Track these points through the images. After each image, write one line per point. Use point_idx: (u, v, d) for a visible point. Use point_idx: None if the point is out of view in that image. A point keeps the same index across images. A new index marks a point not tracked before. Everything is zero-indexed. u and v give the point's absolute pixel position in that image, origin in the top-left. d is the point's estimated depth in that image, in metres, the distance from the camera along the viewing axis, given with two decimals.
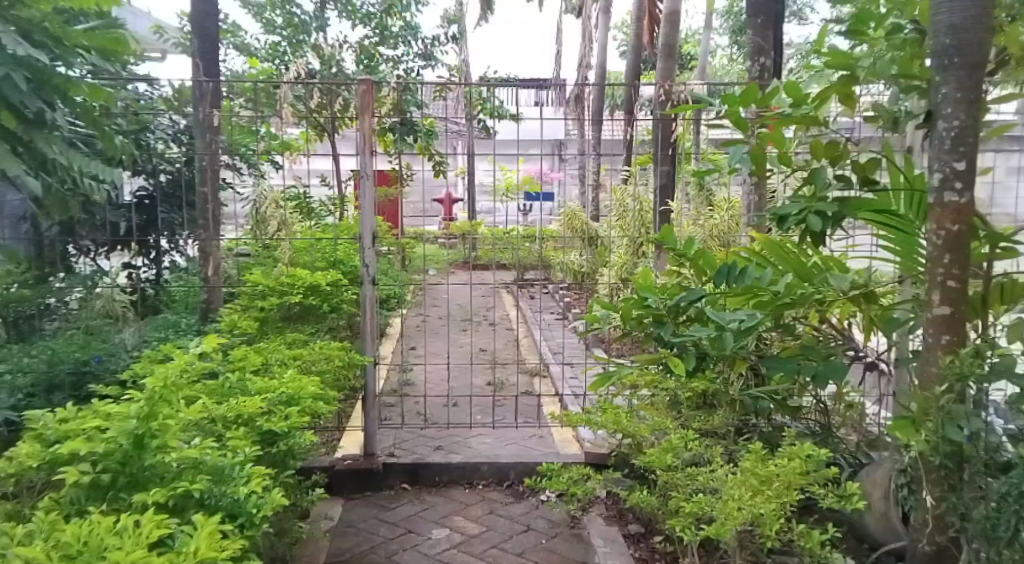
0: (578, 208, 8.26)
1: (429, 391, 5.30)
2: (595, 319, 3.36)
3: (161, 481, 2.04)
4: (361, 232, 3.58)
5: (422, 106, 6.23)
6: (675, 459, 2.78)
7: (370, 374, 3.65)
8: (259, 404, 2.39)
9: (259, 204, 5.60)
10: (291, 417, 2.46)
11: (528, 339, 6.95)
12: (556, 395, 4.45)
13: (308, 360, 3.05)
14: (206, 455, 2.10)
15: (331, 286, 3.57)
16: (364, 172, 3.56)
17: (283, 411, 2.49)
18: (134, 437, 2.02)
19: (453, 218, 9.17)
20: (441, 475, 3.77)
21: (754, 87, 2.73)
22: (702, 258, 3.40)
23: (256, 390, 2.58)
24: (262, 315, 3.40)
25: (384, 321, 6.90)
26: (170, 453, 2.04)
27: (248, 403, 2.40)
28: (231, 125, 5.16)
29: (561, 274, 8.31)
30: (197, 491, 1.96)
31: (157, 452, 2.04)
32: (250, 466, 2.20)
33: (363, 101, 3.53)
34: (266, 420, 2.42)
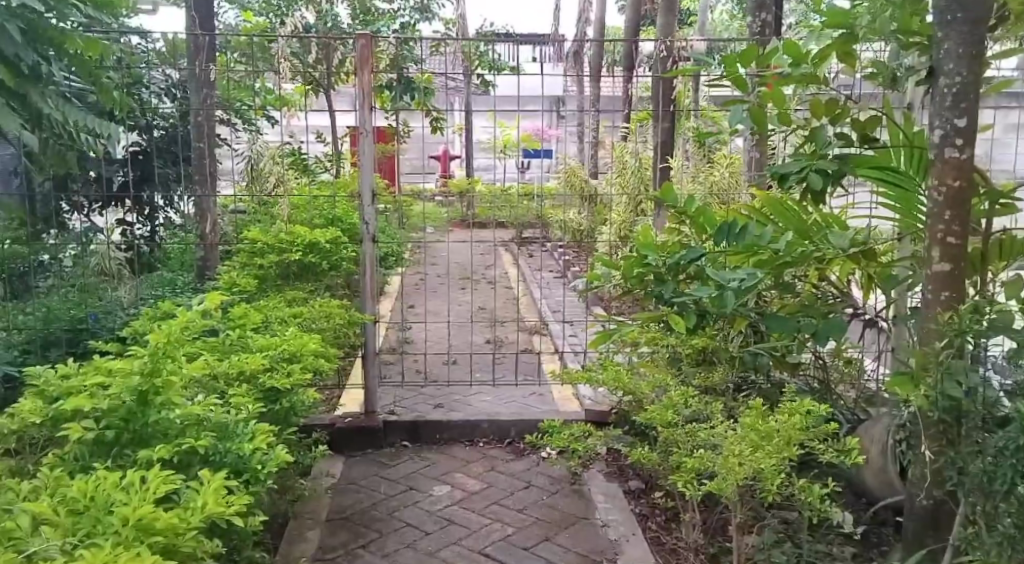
0: (578, 165, 8.22)
1: (430, 348, 5.33)
2: (592, 278, 3.36)
3: (164, 438, 2.03)
4: (360, 189, 3.55)
5: (420, 61, 6.15)
6: (676, 416, 2.80)
7: (369, 333, 3.64)
8: (261, 360, 2.37)
9: (256, 161, 5.57)
10: (294, 374, 2.44)
11: (526, 297, 6.97)
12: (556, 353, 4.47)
13: (308, 318, 3.04)
14: (209, 412, 2.10)
15: (330, 245, 3.54)
16: (363, 128, 3.52)
17: (285, 368, 2.47)
18: (138, 394, 2.02)
19: (451, 175, 9.14)
20: (441, 432, 3.79)
21: (753, 47, 2.66)
22: (702, 216, 3.39)
23: (257, 347, 2.56)
24: (262, 273, 3.38)
25: (382, 279, 6.91)
26: (174, 410, 2.03)
27: (251, 360, 2.39)
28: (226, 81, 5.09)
29: (561, 232, 8.32)
30: (202, 447, 1.96)
31: (161, 409, 2.04)
32: (254, 423, 2.20)
33: (360, 54, 3.47)
34: (268, 377, 2.39)
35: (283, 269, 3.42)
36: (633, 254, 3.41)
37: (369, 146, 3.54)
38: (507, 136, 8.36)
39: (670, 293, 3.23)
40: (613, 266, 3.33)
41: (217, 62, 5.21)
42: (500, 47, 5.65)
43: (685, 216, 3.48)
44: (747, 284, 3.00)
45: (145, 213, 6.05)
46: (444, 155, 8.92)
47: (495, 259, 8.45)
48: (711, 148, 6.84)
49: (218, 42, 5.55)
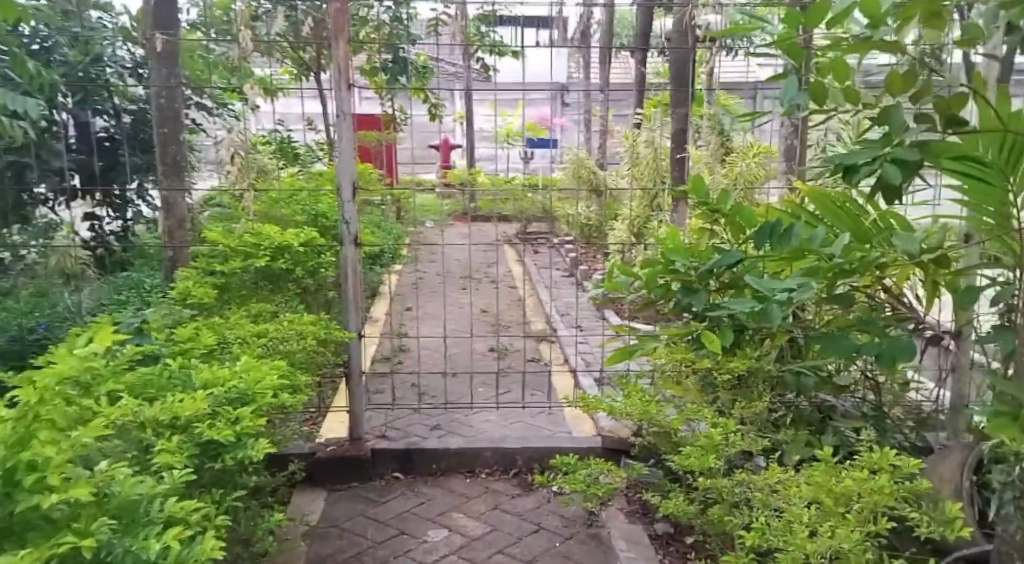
0: (586, 155, 7.73)
1: (426, 357, 4.84)
2: (608, 285, 2.84)
3: (45, 530, 1.54)
4: (338, 181, 3.06)
5: (417, 42, 5.67)
6: (719, 462, 2.34)
7: (353, 350, 3.15)
8: (202, 404, 1.86)
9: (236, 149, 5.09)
10: (244, 420, 1.91)
11: (531, 298, 6.49)
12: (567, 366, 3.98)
13: (274, 338, 2.54)
14: (110, 488, 1.61)
15: (306, 248, 3.04)
16: (342, 112, 3.03)
17: (230, 413, 1.94)
18: (5, 472, 1.52)
19: (451, 166, 8.66)
20: (437, 462, 3.29)
21: (821, 5, 2.02)
22: (740, 214, 2.86)
23: (201, 383, 2.05)
24: (223, 280, 2.89)
25: (375, 278, 6.43)
26: (57, 492, 1.54)
27: (188, 401, 1.88)
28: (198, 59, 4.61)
29: (568, 227, 7.84)
30: (88, 549, 1.46)
31: (40, 490, 1.54)
32: (174, 499, 1.70)
33: (336, 25, 2.98)
34: (209, 427, 1.87)
35: (249, 277, 2.94)
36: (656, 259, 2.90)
37: (350, 133, 3.05)
38: (509, 125, 7.89)
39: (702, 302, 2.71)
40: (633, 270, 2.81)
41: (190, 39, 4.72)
42: (504, 26, 5.18)
43: (718, 215, 2.96)
44: (801, 294, 2.46)
45: (116, 207, 5.58)
46: (443, 145, 8.44)
47: (498, 256, 7.98)
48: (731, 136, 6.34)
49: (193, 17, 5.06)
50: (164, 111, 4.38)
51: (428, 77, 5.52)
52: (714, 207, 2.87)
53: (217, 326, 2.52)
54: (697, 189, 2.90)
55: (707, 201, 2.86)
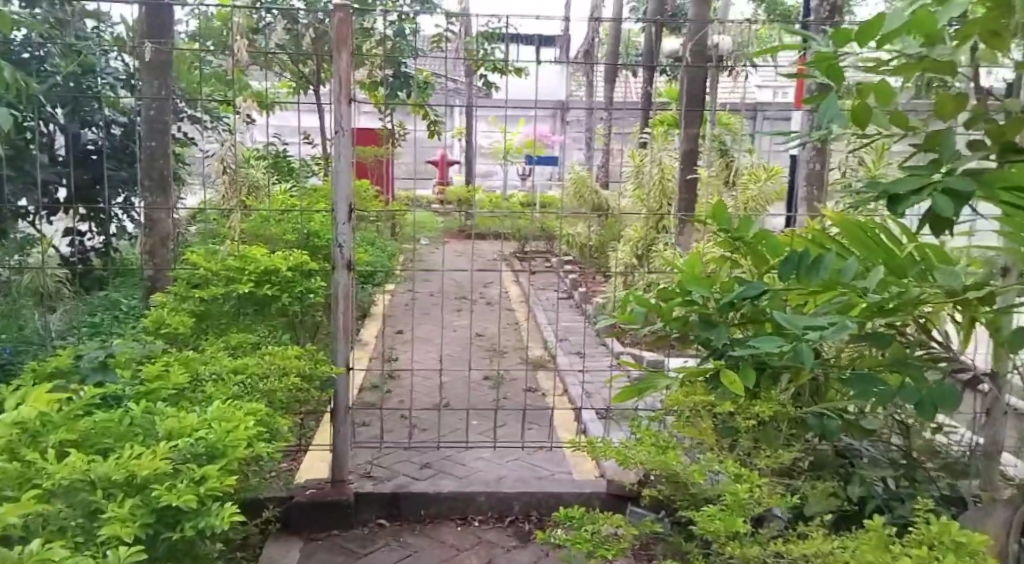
0: (587, 175, 7.55)
1: (419, 384, 4.63)
2: (618, 317, 2.59)
3: None
4: (335, 200, 2.81)
5: (418, 59, 5.48)
6: (741, 523, 2.10)
7: (340, 385, 2.92)
8: (160, 462, 1.63)
9: (227, 164, 4.89)
10: (207, 480, 1.68)
11: (528, 322, 6.28)
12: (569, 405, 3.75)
13: (254, 375, 2.31)
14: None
15: (294, 273, 2.80)
16: (340, 126, 2.79)
17: (193, 473, 1.70)
18: None
19: (449, 183, 8.48)
20: (425, 508, 3.07)
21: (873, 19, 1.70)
22: (765, 244, 2.60)
23: (163, 434, 1.80)
24: (202, 308, 2.66)
25: (368, 299, 6.23)
26: None
27: (145, 458, 1.65)
28: (186, 72, 4.42)
29: (567, 248, 7.64)
30: None
31: None
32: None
33: (337, 34, 2.75)
34: (166, 490, 1.62)
35: (230, 306, 2.70)
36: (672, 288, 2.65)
37: (348, 150, 2.81)
38: (510, 142, 7.70)
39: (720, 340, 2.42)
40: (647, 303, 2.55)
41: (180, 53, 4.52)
42: (510, 42, 5.01)
43: (741, 244, 2.71)
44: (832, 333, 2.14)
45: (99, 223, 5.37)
46: (442, 162, 8.26)
47: (495, 276, 7.78)
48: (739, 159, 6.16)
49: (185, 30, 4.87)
50: (152, 126, 4.18)
51: (430, 94, 5.34)
52: (737, 234, 2.61)
53: (190, 361, 2.28)
54: (718, 214, 2.65)
55: (729, 227, 2.61)
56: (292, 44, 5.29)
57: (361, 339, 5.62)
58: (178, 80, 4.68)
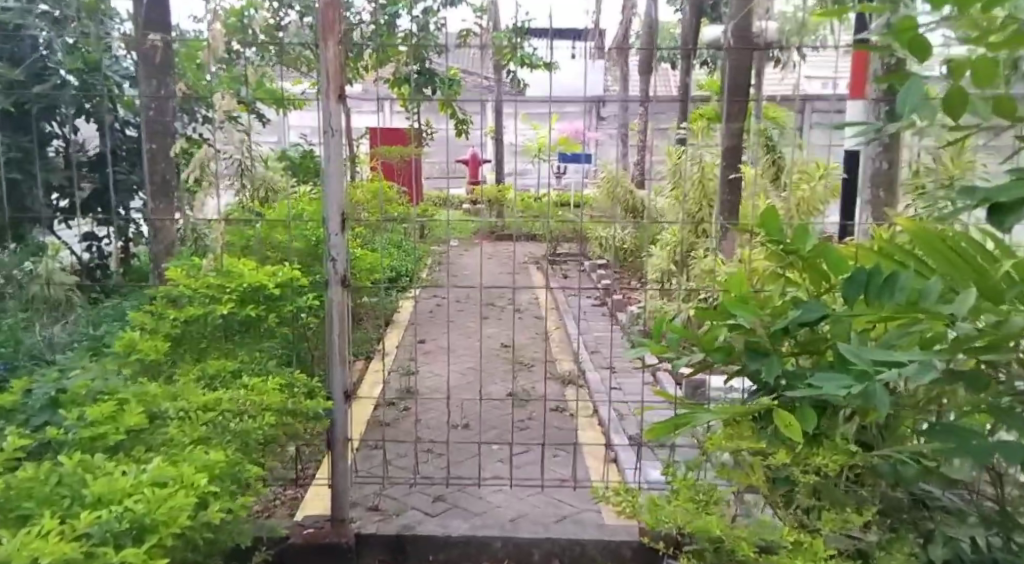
0: (622, 174, 7.21)
1: (440, 401, 4.34)
2: (649, 347, 2.32)
3: None
4: (325, 212, 2.55)
5: (444, 54, 5.19)
6: None
7: (337, 416, 2.60)
8: (65, 547, 1.52)
9: (241, 168, 4.65)
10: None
11: (558, 331, 5.97)
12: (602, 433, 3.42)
13: (222, 413, 2.09)
14: None
15: (284, 290, 2.49)
16: (330, 127, 2.51)
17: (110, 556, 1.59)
18: None
19: (479, 182, 8.19)
20: (436, 552, 2.76)
21: None
22: (820, 258, 2.32)
23: (92, 496, 1.71)
24: (178, 332, 2.36)
25: (391, 305, 5.96)
26: None
27: (51, 541, 1.54)
28: (193, 73, 4.17)
29: (601, 250, 7.33)
30: None
31: None
32: None
33: (324, 21, 2.47)
34: None
35: (207, 330, 2.40)
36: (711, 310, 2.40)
37: (339, 150, 2.54)
38: (540, 140, 7.37)
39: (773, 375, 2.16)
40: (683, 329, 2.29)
41: (187, 51, 4.27)
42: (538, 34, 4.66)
43: (789, 261, 2.41)
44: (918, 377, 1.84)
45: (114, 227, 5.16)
46: (473, 161, 7.99)
47: (524, 280, 7.48)
48: (784, 157, 5.79)
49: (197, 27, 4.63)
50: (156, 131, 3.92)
51: (454, 93, 5.03)
52: (789, 248, 2.33)
53: (154, 395, 2.07)
54: (769, 223, 2.33)
55: (781, 241, 2.31)
56: (309, 41, 5.03)
57: (380, 350, 5.34)
58: (188, 81, 4.43)
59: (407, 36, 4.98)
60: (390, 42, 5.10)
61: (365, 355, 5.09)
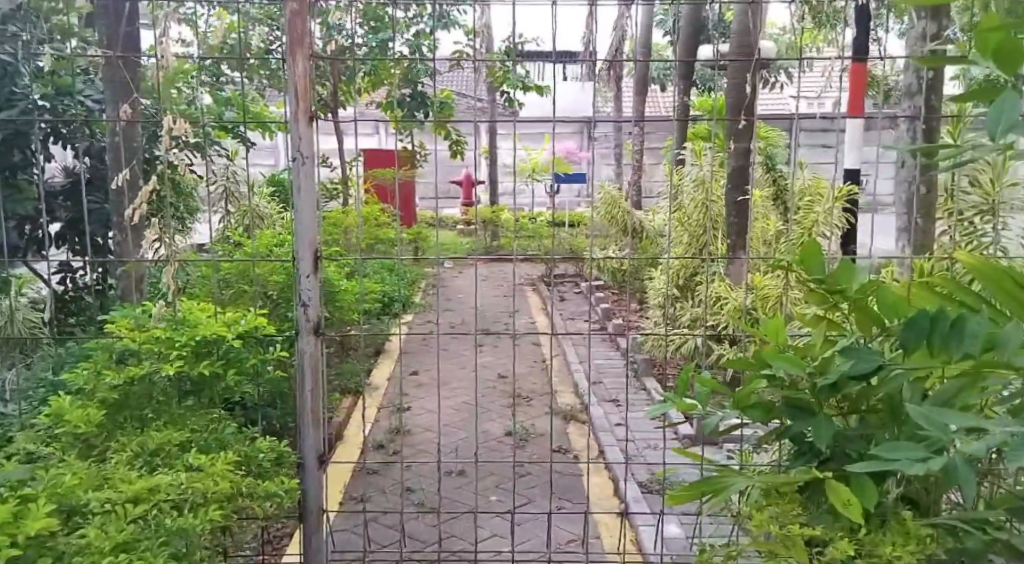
0: (620, 195, 6.94)
1: (433, 445, 4.01)
2: (673, 408, 2.10)
3: None
4: (297, 252, 2.23)
5: (435, 75, 4.93)
6: None
7: (311, 484, 2.26)
8: None
9: (220, 195, 4.34)
10: None
11: (558, 360, 5.65)
12: (613, 490, 3.13)
13: (158, 510, 1.74)
14: None
15: (243, 342, 2.19)
16: (300, 153, 2.20)
17: None
18: None
19: (472, 204, 7.90)
20: None
21: None
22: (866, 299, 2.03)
23: None
24: (116, 396, 2.02)
25: (381, 335, 5.62)
26: None
27: None
28: (167, 95, 3.86)
29: (601, 274, 7.06)
30: None
31: None
32: None
33: (291, 34, 2.16)
34: None
35: (150, 393, 2.06)
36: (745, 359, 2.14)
37: (309, 178, 2.22)
38: (536, 160, 7.08)
39: (820, 440, 1.92)
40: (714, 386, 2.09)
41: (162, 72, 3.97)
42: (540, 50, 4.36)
43: (831, 300, 2.10)
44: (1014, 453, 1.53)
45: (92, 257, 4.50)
46: (466, 182, 7.73)
47: (522, 304, 7.16)
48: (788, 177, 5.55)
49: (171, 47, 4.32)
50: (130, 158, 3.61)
51: (449, 114, 4.74)
52: (832, 289, 2.06)
53: (65, 489, 1.71)
54: (809, 261, 2.07)
55: (823, 281, 2.05)
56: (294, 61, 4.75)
57: (371, 384, 5.02)
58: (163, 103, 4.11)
59: (397, 55, 4.72)
60: (381, 62, 4.83)
61: (354, 389, 4.75)
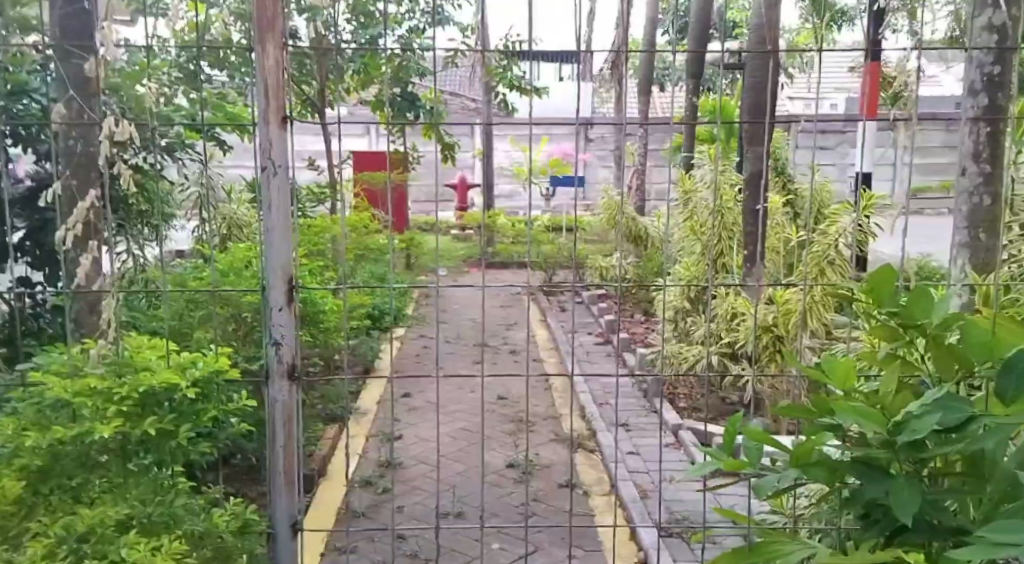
0: (621, 200, 6.61)
1: (429, 483, 3.71)
2: (721, 466, 1.69)
3: None
4: (267, 276, 1.97)
5: (427, 75, 4.56)
6: None
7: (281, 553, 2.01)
8: None
9: (197, 208, 4.00)
10: None
11: (559, 377, 5.35)
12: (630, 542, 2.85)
13: None
14: None
15: (192, 393, 1.89)
16: (274, 162, 1.94)
17: None
18: None
19: (466, 208, 7.59)
20: None
21: None
22: (949, 333, 1.66)
23: None
24: (41, 461, 1.75)
25: (372, 352, 5.30)
26: None
27: None
28: (132, 102, 3.48)
29: (601, 282, 6.75)
30: None
31: None
32: None
33: (261, 17, 1.90)
34: None
35: (75, 457, 1.79)
36: (800, 406, 1.73)
37: (283, 193, 1.96)
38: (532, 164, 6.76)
39: (908, 512, 1.49)
40: (768, 441, 1.68)
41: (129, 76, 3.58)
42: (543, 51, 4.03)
43: (903, 335, 1.74)
44: None
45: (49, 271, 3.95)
46: (460, 186, 7.37)
47: (520, 314, 6.84)
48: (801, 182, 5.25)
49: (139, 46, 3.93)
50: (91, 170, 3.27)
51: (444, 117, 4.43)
52: (909, 322, 1.69)
53: None
54: (880, 289, 1.71)
55: (897, 313, 1.69)
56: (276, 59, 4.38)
57: (360, 408, 4.72)
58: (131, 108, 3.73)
59: (388, 53, 4.36)
60: (371, 62, 4.47)
61: (342, 414, 4.43)
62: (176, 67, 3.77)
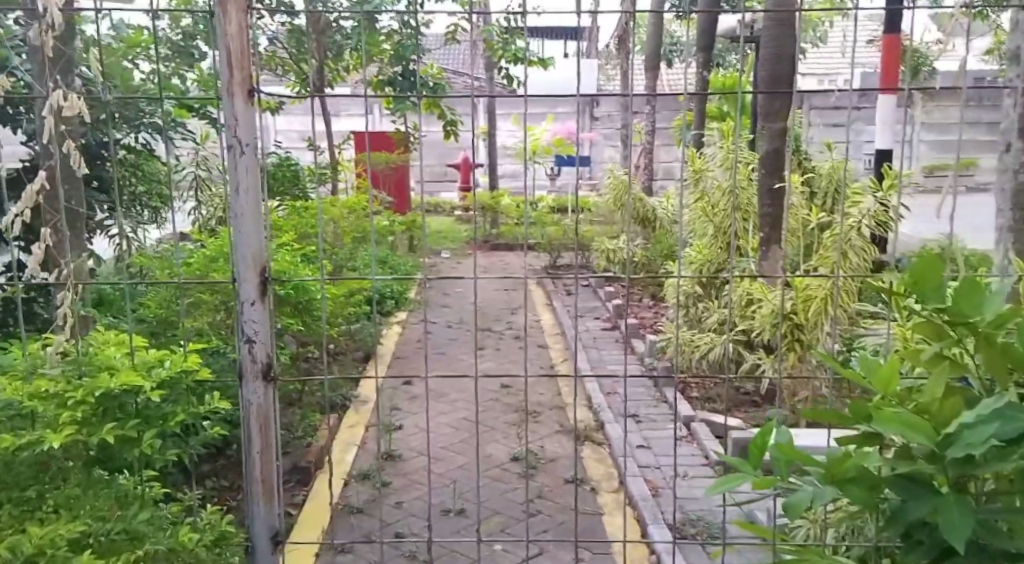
0: (629, 180, 6.42)
1: (429, 479, 3.56)
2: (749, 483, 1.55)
3: None
4: (236, 260, 2.00)
5: (428, 51, 4.37)
6: None
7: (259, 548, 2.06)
8: None
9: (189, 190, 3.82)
10: None
11: (565, 363, 5.18)
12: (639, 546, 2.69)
13: None
14: None
15: (155, 393, 1.83)
16: (240, 139, 1.96)
17: None
18: None
19: (470, 189, 7.41)
20: None
21: None
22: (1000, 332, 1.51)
23: None
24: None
25: (371, 338, 5.14)
26: None
27: None
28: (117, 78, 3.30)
29: (607, 265, 6.58)
30: None
31: None
32: None
33: None
34: None
35: (30, 463, 1.73)
36: (828, 412, 1.61)
37: (250, 172, 1.98)
38: (537, 143, 6.57)
39: (959, 533, 1.32)
40: (799, 455, 1.55)
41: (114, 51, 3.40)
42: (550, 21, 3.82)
43: (950, 332, 1.59)
44: None
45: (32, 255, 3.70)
46: (464, 166, 7.18)
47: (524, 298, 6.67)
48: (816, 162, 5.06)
49: (125, 20, 3.74)
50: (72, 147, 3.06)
51: (446, 95, 4.24)
52: (957, 321, 1.53)
53: None
54: (924, 283, 1.56)
55: (944, 311, 1.53)
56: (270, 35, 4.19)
57: (358, 396, 4.56)
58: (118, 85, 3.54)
59: (386, 29, 4.17)
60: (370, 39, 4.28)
61: (340, 404, 4.27)
62: (165, 43, 3.59)
